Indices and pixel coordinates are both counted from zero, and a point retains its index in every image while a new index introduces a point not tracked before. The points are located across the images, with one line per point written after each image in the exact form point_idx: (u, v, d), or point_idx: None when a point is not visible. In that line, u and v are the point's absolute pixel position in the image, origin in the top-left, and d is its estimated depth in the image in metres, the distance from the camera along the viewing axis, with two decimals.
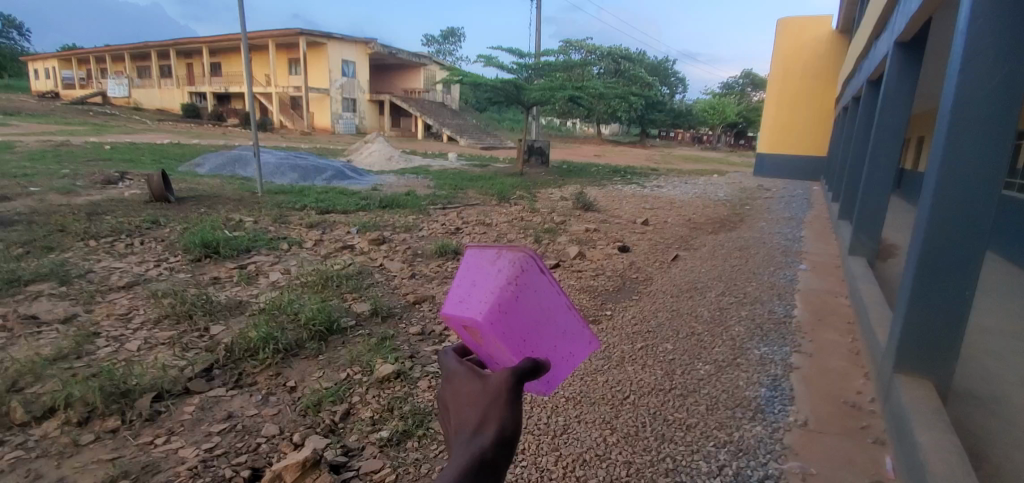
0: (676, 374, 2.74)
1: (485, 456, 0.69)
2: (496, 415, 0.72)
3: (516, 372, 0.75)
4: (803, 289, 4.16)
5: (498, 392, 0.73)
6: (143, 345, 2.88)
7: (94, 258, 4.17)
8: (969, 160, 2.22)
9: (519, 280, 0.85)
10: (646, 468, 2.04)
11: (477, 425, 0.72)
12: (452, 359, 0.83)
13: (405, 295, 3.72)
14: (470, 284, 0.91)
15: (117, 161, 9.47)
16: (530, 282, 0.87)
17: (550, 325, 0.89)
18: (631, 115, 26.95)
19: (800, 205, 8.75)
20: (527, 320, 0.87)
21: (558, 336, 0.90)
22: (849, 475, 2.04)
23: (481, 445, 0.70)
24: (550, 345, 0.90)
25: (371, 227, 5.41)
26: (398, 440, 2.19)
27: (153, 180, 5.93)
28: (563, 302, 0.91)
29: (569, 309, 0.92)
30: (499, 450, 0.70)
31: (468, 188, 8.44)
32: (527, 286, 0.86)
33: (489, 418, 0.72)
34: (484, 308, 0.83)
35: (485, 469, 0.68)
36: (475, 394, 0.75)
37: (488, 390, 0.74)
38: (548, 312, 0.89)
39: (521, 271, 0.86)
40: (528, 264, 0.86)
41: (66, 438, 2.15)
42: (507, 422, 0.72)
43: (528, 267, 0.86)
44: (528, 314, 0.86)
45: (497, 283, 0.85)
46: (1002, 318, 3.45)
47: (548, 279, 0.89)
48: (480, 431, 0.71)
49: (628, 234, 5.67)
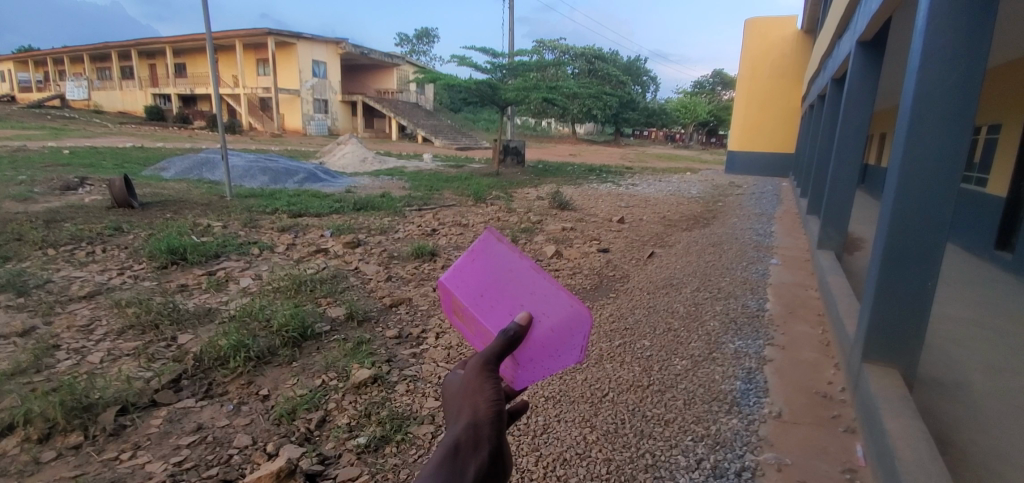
0: (654, 370, 2.76)
1: (463, 436, 0.78)
2: (473, 401, 0.83)
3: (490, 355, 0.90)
4: (774, 283, 4.26)
5: (471, 383, 0.86)
6: (106, 357, 2.77)
7: (53, 267, 3.99)
8: (929, 156, 2.30)
9: (478, 250, 1.11)
10: (626, 465, 2.05)
11: (456, 416, 0.83)
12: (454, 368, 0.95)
13: (381, 298, 3.67)
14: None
15: (76, 166, 9.10)
16: (490, 249, 1.10)
17: (518, 286, 1.02)
18: (606, 114, 27.17)
19: (770, 200, 8.96)
20: (486, 281, 1.08)
21: (522, 293, 1.00)
22: (822, 464, 2.09)
23: (460, 425, 0.80)
24: (517, 301, 1.01)
25: (345, 229, 5.33)
26: (376, 446, 2.16)
27: (115, 185, 5.72)
28: (525, 265, 1.03)
29: (536, 271, 1.01)
30: (476, 429, 0.79)
31: (444, 189, 8.39)
32: (485, 254, 1.10)
33: (465, 407, 0.83)
34: (451, 272, 1.13)
35: (465, 445, 0.77)
36: (456, 392, 0.87)
37: (467, 382, 0.86)
38: (510, 272, 1.04)
39: (483, 243, 1.11)
40: (487, 236, 1.11)
41: (27, 455, 2.05)
42: (486, 406, 0.82)
43: (490, 239, 1.11)
44: (488, 278, 1.07)
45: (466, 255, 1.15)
46: (964, 307, 3.58)
47: (507, 245, 1.08)
48: (458, 418, 0.81)
49: (604, 232, 5.70)
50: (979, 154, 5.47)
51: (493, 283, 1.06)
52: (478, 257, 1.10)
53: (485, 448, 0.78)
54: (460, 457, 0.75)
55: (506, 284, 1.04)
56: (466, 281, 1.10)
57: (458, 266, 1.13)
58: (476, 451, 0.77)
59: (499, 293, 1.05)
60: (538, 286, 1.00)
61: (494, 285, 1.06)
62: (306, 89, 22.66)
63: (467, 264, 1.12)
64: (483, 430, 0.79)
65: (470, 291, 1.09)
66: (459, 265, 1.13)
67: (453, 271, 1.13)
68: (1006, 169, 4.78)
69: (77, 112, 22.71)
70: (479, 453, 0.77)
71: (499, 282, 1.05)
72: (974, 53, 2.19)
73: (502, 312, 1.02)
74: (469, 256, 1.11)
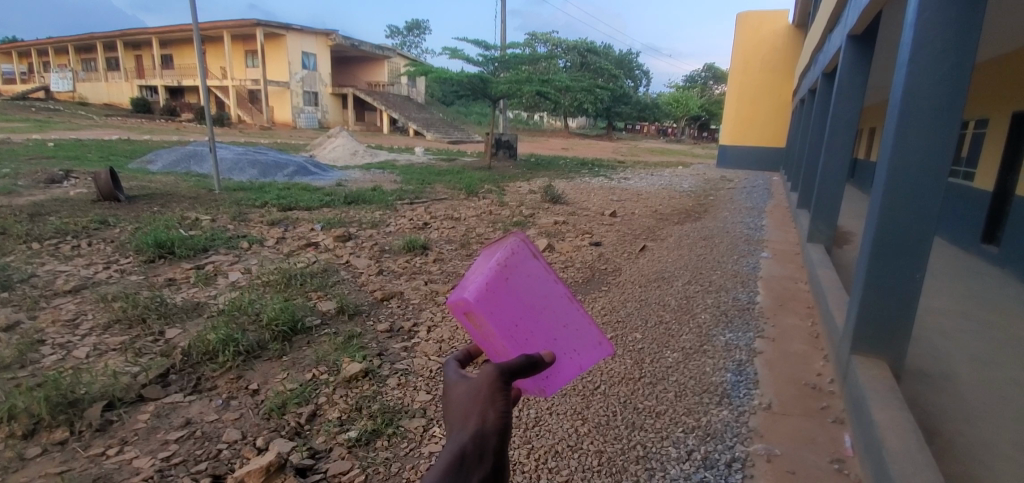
0: (645, 363, 2.77)
1: (468, 446, 0.71)
2: (482, 409, 0.75)
3: (505, 369, 0.80)
4: (765, 276, 4.29)
5: (483, 388, 0.77)
6: (92, 352, 2.72)
7: (37, 261, 3.92)
8: (919, 149, 2.31)
9: (511, 264, 0.92)
10: (617, 457, 2.06)
11: (461, 421, 0.75)
12: (455, 370, 0.86)
13: (373, 292, 3.64)
14: (469, 273, 1.00)
15: (60, 158, 8.96)
16: (526, 266, 0.94)
17: (551, 316, 0.96)
18: (598, 108, 27.08)
19: (761, 195, 9.01)
20: (519, 305, 0.93)
21: (558, 327, 0.96)
22: (811, 454, 2.11)
23: (466, 433, 0.73)
24: (549, 335, 0.95)
25: (336, 223, 5.27)
26: (367, 440, 2.15)
27: (100, 178, 5.62)
28: (561, 294, 0.96)
29: (570, 301, 0.97)
30: (483, 439, 0.72)
31: (436, 183, 8.34)
32: (519, 273, 0.93)
33: (472, 413, 0.75)
34: (473, 289, 0.90)
35: (471, 456, 0.71)
36: (464, 393, 0.79)
37: (474, 390, 0.77)
38: (545, 300, 0.95)
39: (514, 256, 0.93)
40: (519, 248, 0.93)
41: (11, 452, 2.02)
42: (494, 415, 0.75)
43: (524, 252, 0.94)
44: (520, 302, 0.93)
45: (488, 265, 0.93)
46: (951, 300, 3.62)
47: (544, 266, 0.95)
48: (464, 425, 0.74)
49: (596, 226, 5.70)
50: (966, 149, 5.53)
51: (526, 310, 0.93)
52: (512, 278, 0.92)
53: (490, 460, 0.72)
54: (465, 467, 0.69)
55: (539, 314, 0.94)
56: (495, 304, 0.90)
57: (483, 282, 0.91)
58: (480, 462, 0.71)
59: (530, 320, 0.94)
60: (571, 319, 0.97)
61: (528, 311, 0.94)
62: (295, 82, 22.40)
63: (496, 282, 0.91)
64: (490, 440, 0.73)
65: (498, 316, 0.91)
66: (486, 279, 0.91)
67: (478, 286, 0.91)
68: (992, 164, 4.83)
69: (61, 104, 22.33)
70: (484, 466, 0.71)
71: (532, 310, 0.94)
72: (963, 46, 2.21)
73: (533, 345, 0.94)
74: (501, 272, 0.91)
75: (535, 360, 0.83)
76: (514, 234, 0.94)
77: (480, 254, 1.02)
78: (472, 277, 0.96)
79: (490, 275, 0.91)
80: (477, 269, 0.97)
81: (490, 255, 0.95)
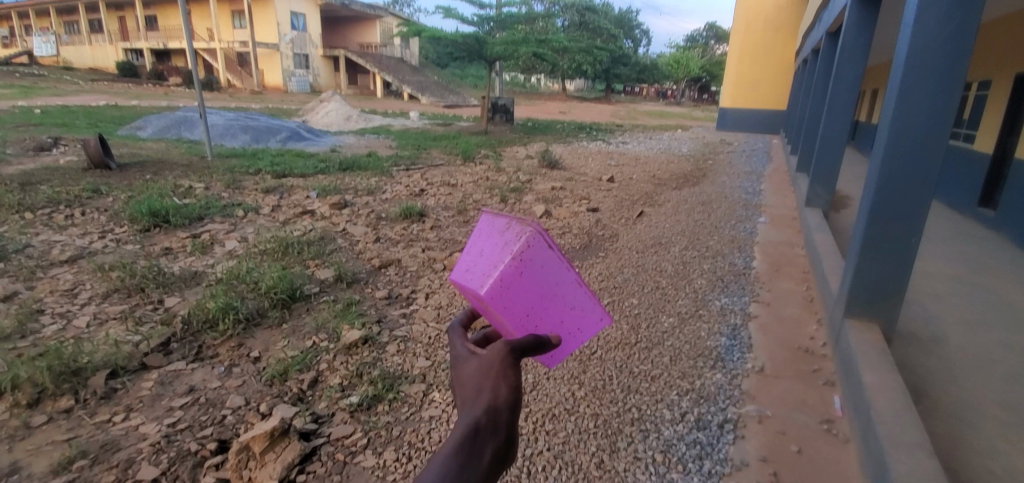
0: (641, 328, 2.81)
1: (482, 420, 0.71)
2: (494, 383, 0.75)
3: (514, 347, 0.80)
4: (762, 241, 4.31)
5: (494, 364, 0.77)
6: (92, 321, 2.74)
7: (31, 231, 3.90)
8: (921, 112, 2.27)
9: (523, 257, 0.90)
10: (613, 419, 2.11)
11: (473, 396, 0.75)
12: (462, 345, 0.85)
13: (370, 260, 3.63)
14: (477, 255, 0.98)
15: (48, 126, 8.78)
16: (541, 259, 0.91)
17: (560, 301, 0.94)
18: (597, 69, 26.48)
19: (760, 158, 8.93)
20: (530, 295, 0.92)
21: (566, 311, 0.95)
22: (802, 415, 2.16)
23: (479, 407, 0.73)
24: (557, 320, 0.95)
25: (331, 190, 5.22)
26: (369, 405, 2.19)
27: (90, 145, 5.51)
28: (572, 279, 0.94)
29: (580, 286, 0.95)
30: (497, 414, 0.72)
31: (432, 148, 8.23)
32: (532, 263, 0.91)
33: (484, 387, 0.75)
34: (486, 283, 0.89)
35: (485, 428, 0.71)
36: (473, 368, 0.78)
37: (485, 366, 0.77)
38: (556, 287, 0.93)
39: (527, 247, 0.91)
40: (533, 240, 0.91)
41: (17, 420, 2.06)
42: (506, 390, 0.75)
43: (539, 243, 0.91)
44: (532, 291, 0.92)
45: (503, 258, 0.91)
46: (945, 263, 3.64)
47: (559, 255, 0.93)
48: (476, 398, 0.74)
49: (594, 192, 5.67)
50: (968, 110, 5.44)
51: (538, 298, 0.92)
52: (525, 271, 0.90)
53: (503, 432, 0.72)
54: (479, 440, 0.70)
55: (549, 301, 0.93)
56: (507, 297, 0.90)
57: (497, 276, 0.90)
58: (494, 434, 0.71)
59: (540, 306, 0.94)
60: (579, 302, 0.95)
61: (539, 299, 0.93)
62: (285, 44, 21.76)
63: (508, 275, 0.90)
64: (502, 414, 0.73)
65: (510, 305, 0.91)
66: (501, 273, 0.90)
67: (493, 280, 0.90)
68: (993, 127, 4.78)
69: (45, 69, 21.69)
70: (498, 438, 0.71)
71: (544, 297, 0.93)
72: (969, 5, 2.14)
73: (542, 330, 0.94)
74: (513, 265, 0.90)
75: (544, 345, 0.83)
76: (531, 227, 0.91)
77: (487, 232, 1.00)
78: (483, 264, 0.94)
79: (505, 268, 0.90)
80: (488, 255, 0.95)
81: (503, 244, 0.93)
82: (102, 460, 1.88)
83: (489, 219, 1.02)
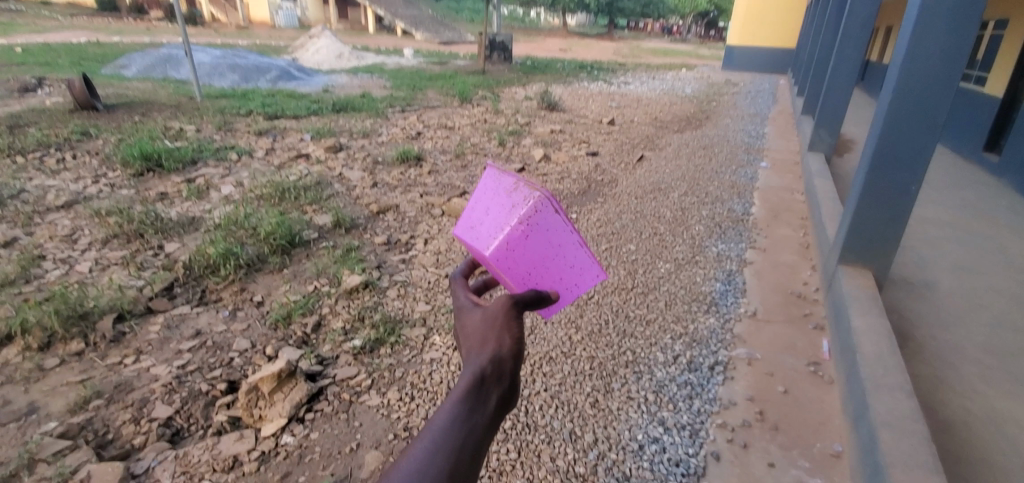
0: (638, 273, 2.85)
1: (487, 370, 0.75)
2: (498, 335, 0.78)
3: (515, 299, 0.83)
4: (762, 186, 4.28)
5: (499, 316, 0.80)
6: (94, 266, 2.77)
7: (24, 176, 3.84)
8: (933, 53, 2.20)
9: (528, 221, 0.96)
10: (608, 361, 2.19)
11: (478, 347, 0.78)
12: (464, 295, 0.88)
13: (368, 205, 3.62)
14: (485, 212, 1.05)
15: (29, 64, 8.44)
16: (545, 223, 0.96)
17: (561, 260, 0.99)
18: (599, 3, 25.17)
19: (765, 100, 8.70)
20: (532, 255, 0.99)
21: (564, 269, 0.99)
22: (790, 358, 2.25)
23: (484, 357, 0.76)
24: (557, 277, 1.00)
25: (326, 132, 5.11)
26: (371, 348, 2.26)
27: (74, 85, 5.32)
28: (572, 239, 0.96)
29: (580, 245, 0.96)
30: (501, 364, 0.76)
31: (427, 88, 7.98)
32: (536, 226, 0.96)
33: (489, 339, 0.78)
34: (491, 245, 0.98)
35: (489, 377, 0.75)
36: (478, 321, 0.82)
37: (488, 319, 0.81)
38: (559, 248, 0.97)
39: (533, 211, 0.96)
40: (539, 205, 0.95)
41: (30, 363, 2.12)
42: (510, 341, 0.79)
43: (544, 207, 0.95)
44: (533, 252, 0.98)
45: (509, 221, 0.98)
46: (943, 209, 3.65)
47: (563, 219, 0.95)
48: (481, 349, 0.78)
49: (594, 135, 5.56)
50: (982, 51, 5.25)
51: (540, 258, 0.99)
52: (528, 235, 0.97)
53: (506, 381, 0.76)
54: (484, 389, 0.74)
55: (551, 260, 0.99)
56: (511, 256, 0.99)
57: (502, 239, 0.98)
58: (498, 383, 0.75)
59: (542, 264, 1.00)
60: (578, 260, 0.98)
61: (540, 258, 0.99)
62: None
63: (513, 239, 0.97)
64: (506, 364, 0.77)
65: (513, 264, 1.00)
66: (506, 236, 0.98)
67: (497, 243, 0.98)
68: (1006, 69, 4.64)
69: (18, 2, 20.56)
70: (502, 386, 0.75)
71: (546, 257, 0.99)
72: None
73: (541, 285, 1.01)
74: (519, 229, 0.97)
75: (543, 300, 0.87)
76: (539, 193, 0.95)
77: (496, 188, 1.05)
78: (489, 224, 1.02)
79: (510, 231, 0.97)
80: (495, 214, 1.02)
81: (510, 206, 0.99)
82: (117, 400, 1.95)
83: (498, 173, 1.06)
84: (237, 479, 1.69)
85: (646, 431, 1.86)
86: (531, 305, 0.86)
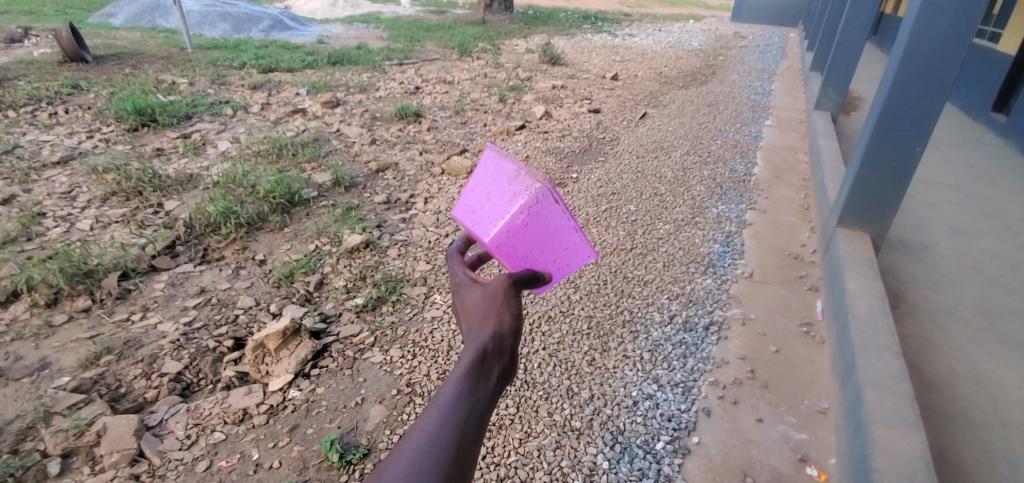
0: (637, 234, 2.86)
1: (488, 346, 0.78)
2: (497, 312, 0.82)
3: (513, 278, 0.86)
4: (765, 145, 4.23)
5: (499, 294, 0.83)
6: (95, 224, 2.77)
7: (17, 131, 3.78)
8: (948, 10, 2.13)
9: (530, 210, 1.01)
10: (606, 321, 2.24)
11: (479, 324, 0.81)
12: (463, 275, 0.91)
13: (367, 163, 3.58)
14: (484, 198, 1.10)
15: (13, 12, 8.14)
16: (544, 213, 1.01)
17: (557, 243, 1.05)
18: None
19: (774, 54, 8.44)
20: (531, 240, 1.05)
21: (558, 251, 1.05)
22: (783, 318, 2.30)
23: (485, 334, 0.80)
24: (552, 258, 1.06)
25: (322, 86, 4.98)
26: (374, 306, 2.30)
27: (61, 35, 5.14)
28: (569, 225, 1.02)
29: (576, 231, 1.02)
30: (501, 340, 0.79)
31: (425, 40, 7.71)
32: (536, 214, 1.02)
33: (489, 316, 0.82)
34: (494, 233, 1.03)
35: (491, 353, 0.78)
36: (479, 298, 0.84)
37: (488, 297, 0.84)
38: (556, 233, 1.03)
39: (535, 201, 1.01)
40: (541, 195, 1.00)
41: (39, 319, 2.16)
42: (509, 318, 0.82)
43: (543, 198, 1.01)
44: (532, 237, 1.04)
45: (509, 210, 1.03)
46: (947, 170, 3.62)
47: (562, 208, 1.00)
48: (482, 326, 0.81)
49: (596, 91, 5.43)
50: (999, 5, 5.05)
51: (537, 242, 1.05)
52: (529, 222, 1.02)
53: (507, 356, 0.80)
54: (486, 364, 0.78)
55: (547, 243, 1.05)
56: (511, 243, 1.05)
57: (504, 227, 1.03)
58: (499, 358, 0.79)
59: (539, 246, 1.06)
60: (572, 244, 1.04)
61: (537, 242, 1.05)
62: None
63: (514, 227, 1.03)
64: (506, 339, 0.80)
65: (513, 248, 1.06)
66: (505, 224, 1.03)
67: (497, 230, 1.04)
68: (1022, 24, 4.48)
69: None
70: (502, 362, 0.79)
71: (543, 241, 1.05)
72: None
73: (537, 265, 1.07)
74: (520, 218, 1.02)
75: (541, 281, 0.91)
76: (540, 184, 1.01)
77: (494, 174, 1.09)
78: (489, 211, 1.07)
79: (510, 220, 1.03)
80: (495, 202, 1.07)
81: (510, 195, 1.04)
82: (127, 356, 2.01)
83: (499, 158, 1.10)
84: (247, 431, 1.76)
85: (641, 388, 1.93)
86: (530, 286, 0.88)
